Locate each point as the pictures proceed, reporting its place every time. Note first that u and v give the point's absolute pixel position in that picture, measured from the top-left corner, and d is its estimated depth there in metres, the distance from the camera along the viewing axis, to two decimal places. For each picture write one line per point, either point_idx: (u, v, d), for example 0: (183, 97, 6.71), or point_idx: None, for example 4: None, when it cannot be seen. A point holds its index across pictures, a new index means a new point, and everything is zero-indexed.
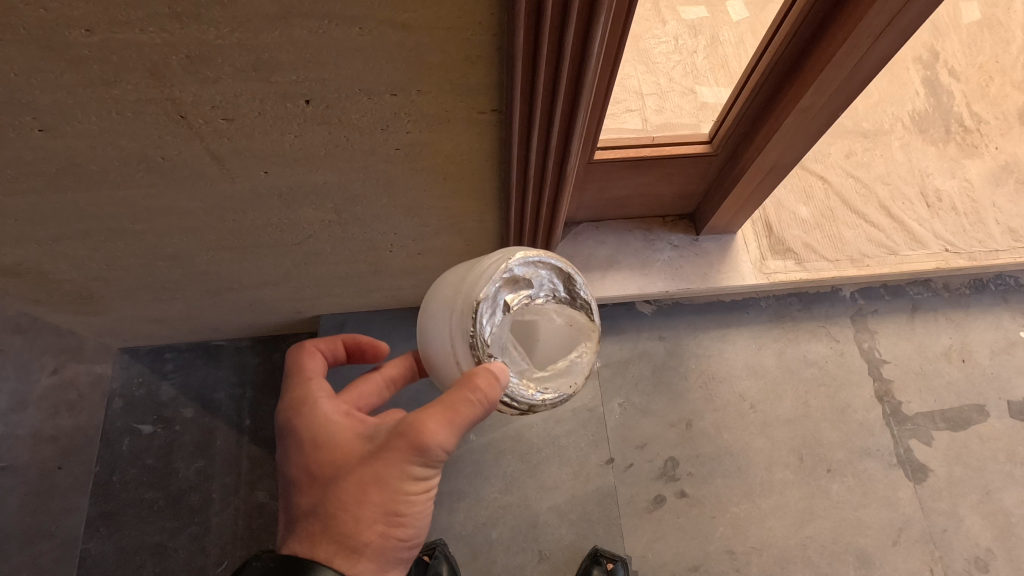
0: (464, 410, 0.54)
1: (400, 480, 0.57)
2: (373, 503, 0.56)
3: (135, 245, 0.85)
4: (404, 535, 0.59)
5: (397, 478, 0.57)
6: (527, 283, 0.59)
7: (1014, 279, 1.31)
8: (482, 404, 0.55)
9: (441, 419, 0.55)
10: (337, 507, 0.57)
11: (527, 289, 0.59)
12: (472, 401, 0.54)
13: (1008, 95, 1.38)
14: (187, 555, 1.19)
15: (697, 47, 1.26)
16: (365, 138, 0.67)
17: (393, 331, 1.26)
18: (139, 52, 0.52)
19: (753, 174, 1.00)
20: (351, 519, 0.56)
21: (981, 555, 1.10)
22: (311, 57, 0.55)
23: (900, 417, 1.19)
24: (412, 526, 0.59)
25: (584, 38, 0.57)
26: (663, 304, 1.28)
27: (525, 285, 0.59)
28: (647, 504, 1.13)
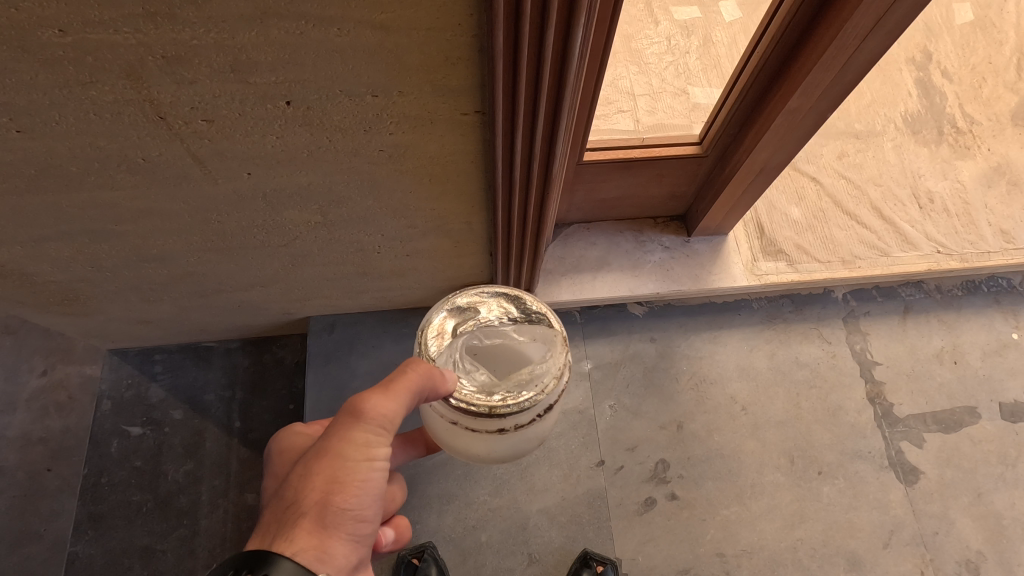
0: (401, 382, 0.58)
1: (347, 444, 0.58)
2: (317, 470, 0.57)
3: (119, 246, 0.84)
4: (355, 511, 0.58)
5: (344, 448, 0.58)
6: (475, 309, 0.69)
7: (1006, 281, 1.31)
8: (423, 368, 0.59)
9: (380, 388, 0.59)
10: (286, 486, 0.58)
11: (477, 315, 0.68)
12: (406, 373, 0.58)
13: (1001, 96, 1.37)
14: (175, 558, 1.18)
15: (689, 47, 1.25)
16: (347, 140, 0.67)
17: (383, 333, 1.25)
18: (114, 53, 0.51)
19: (742, 176, 0.99)
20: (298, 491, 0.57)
21: (972, 558, 1.10)
22: (289, 58, 0.54)
23: (891, 419, 1.19)
24: (362, 502, 0.59)
25: (565, 39, 0.57)
26: (654, 305, 1.28)
27: (474, 312, 0.69)
28: (637, 506, 1.12)
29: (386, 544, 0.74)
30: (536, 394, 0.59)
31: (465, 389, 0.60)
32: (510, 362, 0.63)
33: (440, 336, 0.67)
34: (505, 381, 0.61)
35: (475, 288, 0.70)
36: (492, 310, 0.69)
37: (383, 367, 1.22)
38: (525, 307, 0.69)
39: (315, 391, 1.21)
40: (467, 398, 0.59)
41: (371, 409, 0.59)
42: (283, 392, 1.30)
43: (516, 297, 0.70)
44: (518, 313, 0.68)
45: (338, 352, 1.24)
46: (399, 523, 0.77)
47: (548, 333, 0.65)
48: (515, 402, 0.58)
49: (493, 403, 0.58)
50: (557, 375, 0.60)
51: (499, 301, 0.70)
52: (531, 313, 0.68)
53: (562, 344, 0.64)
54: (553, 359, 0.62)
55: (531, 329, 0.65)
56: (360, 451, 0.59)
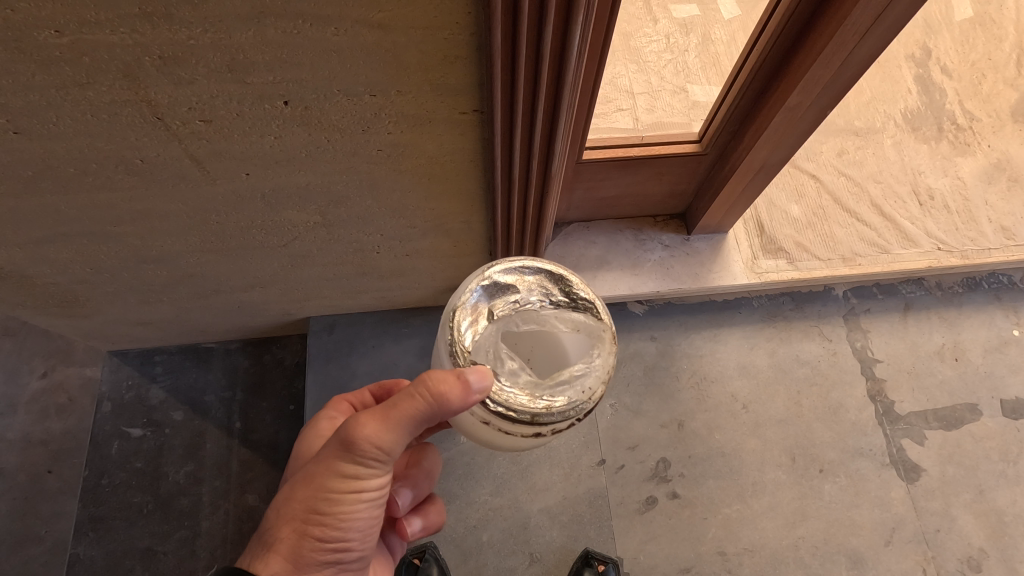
0: (405, 409, 0.57)
1: (333, 478, 0.60)
2: (302, 499, 0.61)
3: (118, 247, 0.84)
4: (338, 538, 0.62)
5: (330, 481, 0.60)
6: (513, 288, 0.59)
7: (1006, 278, 1.30)
8: (429, 399, 0.55)
9: (377, 415, 0.58)
10: (278, 503, 0.63)
11: (515, 295, 0.59)
12: (412, 400, 0.56)
13: (1000, 93, 1.37)
14: (176, 559, 1.18)
15: (688, 45, 1.25)
16: (346, 139, 0.67)
17: (383, 333, 1.25)
18: (111, 53, 0.51)
19: (742, 174, 0.99)
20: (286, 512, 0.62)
21: (974, 555, 1.09)
22: (287, 57, 0.54)
23: (892, 417, 1.19)
24: (345, 532, 0.62)
25: (563, 38, 0.57)
26: (655, 304, 1.28)
27: (512, 291, 0.59)
28: (638, 506, 1.12)
29: (412, 532, 0.77)
30: (583, 402, 0.54)
31: (508, 394, 0.55)
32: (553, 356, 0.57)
33: (473, 323, 0.58)
34: (548, 382, 0.55)
35: (513, 262, 0.61)
36: (532, 289, 0.60)
37: (383, 367, 1.22)
38: (570, 290, 0.60)
39: (315, 391, 1.21)
40: (508, 402, 0.54)
41: (364, 442, 0.57)
42: (283, 392, 1.30)
43: (560, 277, 0.60)
44: (562, 296, 0.59)
45: (338, 352, 1.24)
46: (428, 513, 0.78)
47: (597, 327, 0.58)
48: (560, 410, 0.53)
49: (536, 410, 0.53)
50: (606, 380, 0.55)
51: (539, 278, 0.60)
52: (577, 298, 0.59)
53: (610, 342, 0.57)
54: (602, 360, 0.56)
55: (575, 319, 0.59)
56: (346, 485, 0.60)
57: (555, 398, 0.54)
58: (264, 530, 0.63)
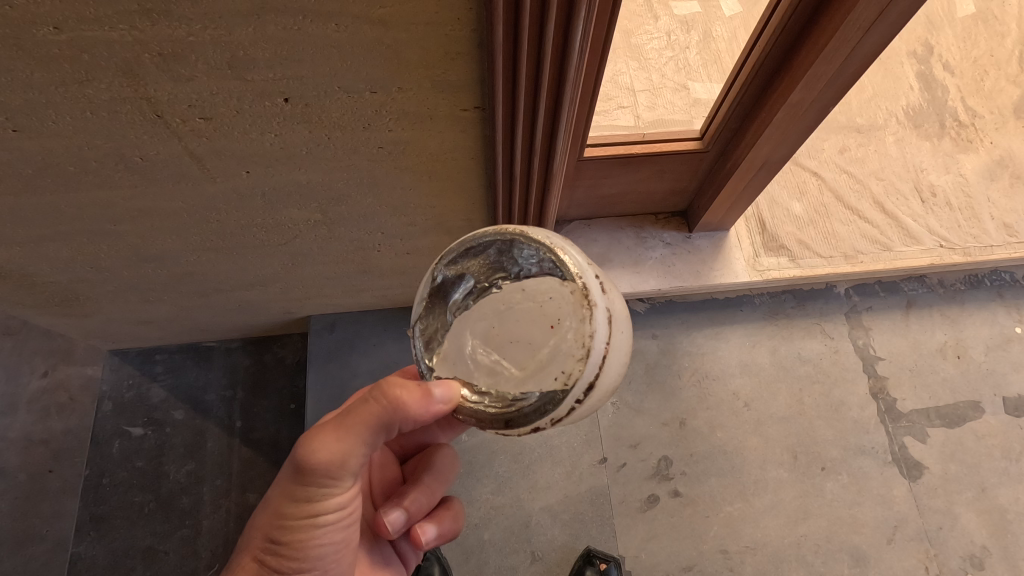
0: (357, 421, 0.57)
1: (289, 502, 0.60)
2: (265, 521, 0.62)
3: (118, 246, 0.84)
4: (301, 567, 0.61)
5: (288, 507, 0.60)
6: (466, 274, 0.60)
7: (1009, 275, 1.30)
8: (382, 406, 0.56)
9: (328, 431, 0.58)
10: (254, 524, 0.66)
11: (469, 281, 0.60)
12: (363, 411, 0.57)
13: (1003, 89, 1.37)
14: (178, 558, 1.18)
15: (689, 42, 1.25)
16: (346, 137, 0.66)
17: (384, 331, 1.25)
18: (110, 50, 0.50)
19: (744, 171, 0.99)
20: (255, 532, 0.64)
21: (976, 553, 1.09)
22: (287, 54, 0.54)
23: (894, 415, 1.18)
24: (306, 562, 0.61)
25: (566, 32, 0.56)
26: (656, 302, 1.27)
27: (465, 278, 0.60)
28: (640, 504, 1.12)
29: (426, 541, 0.70)
30: (559, 390, 0.53)
31: (481, 402, 0.57)
32: (523, 342, 0.56)
33: (438, 327, 0.62)
34: (522, 376, 0.56)
35: (460, 245, 0.60)
36: (486, 266, 0.59)
37: (384, 365, 1.22)
38: (524, 255, 0.57)
39: (316, 390, 1.20)
40: (483, 412, 0.57)
41: (315, 462, 0.57)
42: (284, 391, 1.30)
43: (509, 243, 0.58)
44: (518, 265, 0.58)
45: (338, 351, 1.23)
46: (440, 519, 0.72)
47: (562, 290, 0.55)
48: (532, 406, 0.54)
49: (509, 414, 0.56)
50: (582, 357, 0.53)
51: (489, 251, 0.59)
52: (535, 262, 0.57)
53: (582, 306, 0.54)
54: (575, 330, 0.54)
55: (542, 289, 0.56)
56: (300, 510, 0.60)
57: (528, 397, 0.55)
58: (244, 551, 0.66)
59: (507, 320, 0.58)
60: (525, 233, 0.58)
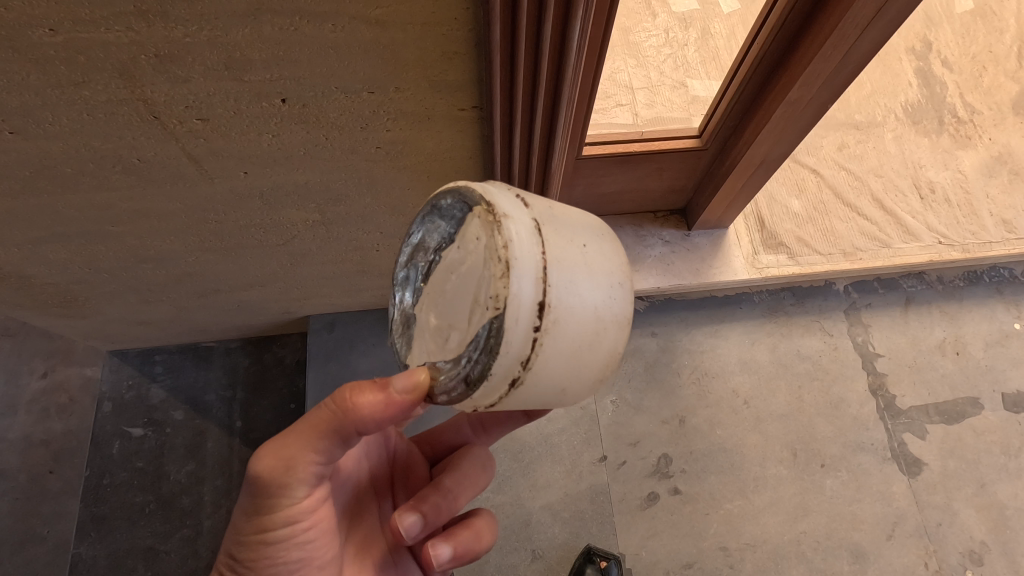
0: (307, 424, 0.52)
1: (243, 515, 0.56)
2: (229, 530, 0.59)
3: (117, 247, 0.84)
4: None
5: (241, 520, 0.56)
6: (413, 261, 0.55)
7: (1008, 271, 1.30)
8: (333, 410, 0.51)
9: (277, 436, 0.54)
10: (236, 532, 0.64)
11: (416, 266, 0.55)
12: (315, 414, 0.52)
13: (1001, 85, 1.37)
14: (178, 558, 1.18)
15: (687, 40, 1.24)
16: (343, 137, 0.66)
17: (383, 331, 1.25)
18: (107, 52, 0.50)
19: (742, 169, 0.99)
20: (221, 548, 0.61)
21: (975, 549, 1.10)
22: (283, 54, 0.53)
23: (893, 411, 1.19)
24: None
25: (563, 32, 0.56)
26: (656, 300, 1.27)
27: (413, 265, 0.55)
28: (640, 502, 1.12)
29: (438, 562, 0.60)
30: (493, 319, 0.44)
31: (444, 376, 0.49)
32: (460, 293, 0.49)
33: (406, 328, 0.56)
34: (463, 329, 0.47)
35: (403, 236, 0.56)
36: (424, 244, 0.54)
37: (384, 365, 1.22)
38: (447, 211, 0.51)
39: (316, 390, 1.21)
40: (448, 385, 0.49)
41: (261, 470, 0.53)
42: (284, 391, 1.30)
43: (432, 210, 0.52)
44: (443, 224, 0.51)
45: (338, 351, 1.23)
46: (459, 538, 0.62)
47: (475, 224, 0.47)
48: (479, 354, 0.45)
49: (467, 374, 0.47)
50: (501, 274, 0.44)
51: (423, 226, 0.54)
52: (454, 213, 0.50)
53: (490, 224, 0.46)
54: (492, 253, 0.45)
55: (464, 233, 0.49)
56: (253, 523, 0.55)
57: (477, 349, 0.46)
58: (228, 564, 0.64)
59: (447, 282, 0.51)
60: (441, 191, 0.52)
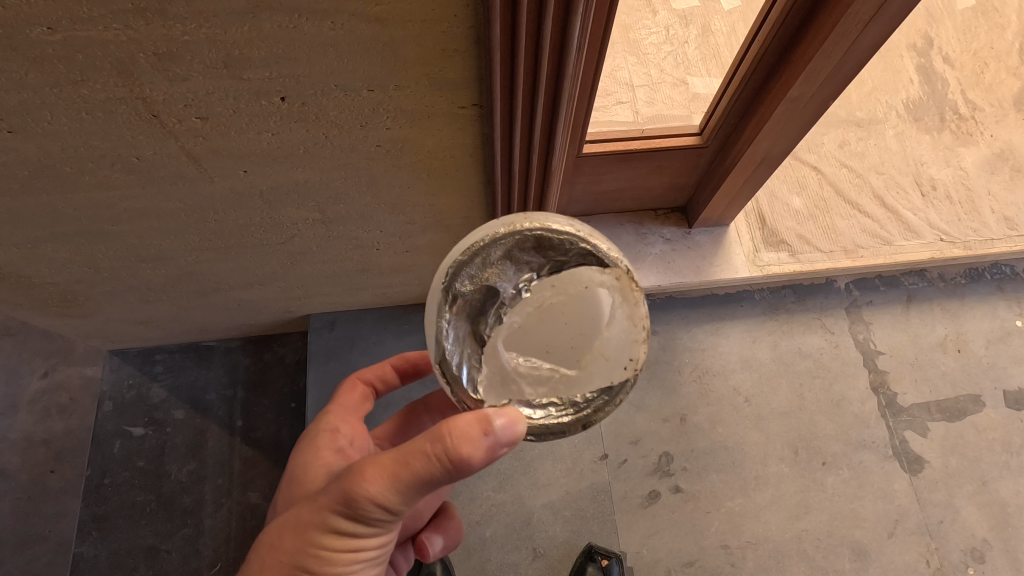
0: (412, 466, 0.50)
1: (325, 533, 0.55)
2: (292, 535, 0.57)
3: (117, 246, 0.84)
4: None
5: (323, 536, 0.55)
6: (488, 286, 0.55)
7: (1009, 268, 1.30)
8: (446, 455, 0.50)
9: (380, 471, 0.51)
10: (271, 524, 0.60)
11: (493, 292, 0.55)
12: (423, 457, 0.50)
13: (1003, 81, 1.36)
14: (180, 557, 1.18)
15: (688, 37, 1.24)
16: (344, 135, 0.66)
17: (384, 329, 1.24)
18: (105, 51, 0.50)
19: (743, 166, 0.98)
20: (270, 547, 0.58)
21: (977, 547, 1.10)
22: (283, 52, 0.53)
23: (895, 409, 1.18)
24: None
25: (563, 30, 0.56)
26: (657, 298, 1.27)
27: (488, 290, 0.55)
28: (641, 500, 1.12)
29: (432, 550, 0.78)
30: (630, 376, 0.56)
31: (548, 413, 0.56)
32: (576, 339, 0.56)
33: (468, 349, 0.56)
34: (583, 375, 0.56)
35: (462, 249, 0.55)
36: (504, 269, 0.55)
37: None
38: (546, 246, 0.55)
39: (317, 389, 1.20)
40: (556, 423, 0.56)
41: (364, 500, 0.52)
42: (285, 390, 1.30)
43: (528, 239, 0.54)
44: (539, 259, 0.55)
45: (339, 350, 1.23)
46: (446, 528, 0.80)
47: (599, 277, 0.55)
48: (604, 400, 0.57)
49: (585, 414, 0.56)
50: (640, 338, 0.56)
51: (507, 253, 0.55)
52: (559, 253, 0.55)
53: (624, 288, 0.55)
54: (623, 315, 0.56)
55: (574, 280, 0.55)
56: (339, 543, 0.55)
57: (596, 390, 0.56)
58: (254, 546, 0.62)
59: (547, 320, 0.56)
60: (544, 228, 0.54)
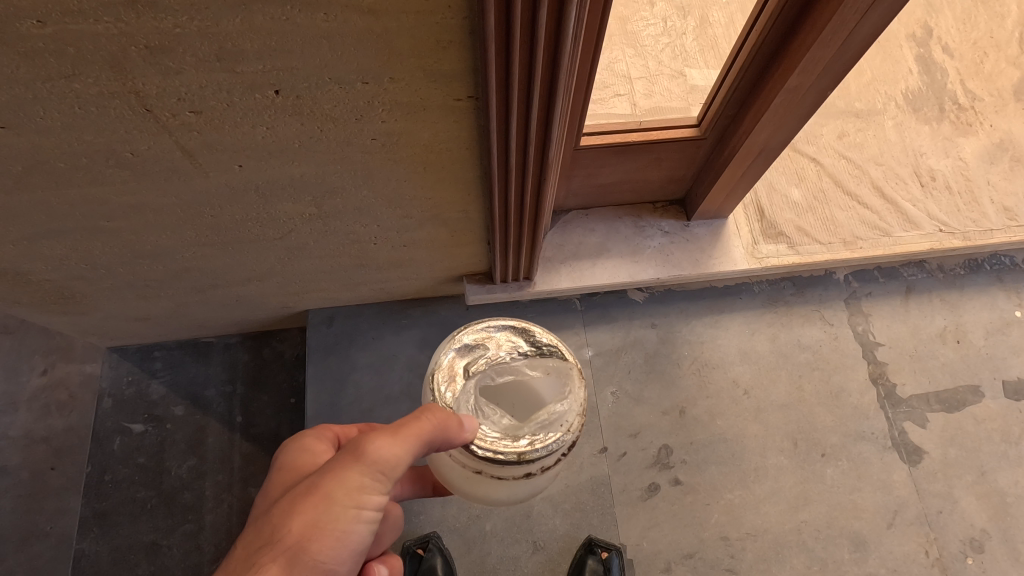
0: (412, 427, 0.57)
1: (336, 488, 0.58)
2: (296, 506, 0.57)
3: (113, 242, 0.83)
4: (327, 566, 0.58)
5: (334, 492, 0.58)
6: (483, 345, 0.64)
7: (1008, 259, 1.30)
8: (436, 419, 0.57)
9: (389, 429, 0.59)
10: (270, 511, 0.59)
11: (486, 351, 0.63)
12: (418, 420, 0.57)
13: (1002, 71, 1.35)
14: (181, 553, 1.19)
15: (686, 28, 1.23)
16: (339, 129, 0.66)
17: (383, 324, 1.24)
18: (95, 44, 0.50)
19: (742, 158, 0.98)
20: (274, 525, 0.57)
21: (976, 536, 1.10)
22: (275, 44, 0.53)
23: (894, 400, 1.19)
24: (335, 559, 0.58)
25: (558, 21, 0.55)
26: (655, 291, 1.27)
27: (482, 348, 0.64)
28: (641, 492, 1.12)
29: None
30: (564, 436, 0.58)
31: (487, 435, 0.58)
32: (529, 402, 0.61)
33: (449, 380, 0.63)
34: (527, 424, 0.59)
35: (480, 323, 0.65)
36: (501, 345, 0.64)
37: (384, 359, 1.22)
38: (534, 339, 0.65)
39: (315, 384, 1.20)
40: (493, 447, 0.57)
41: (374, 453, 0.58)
42: (284, 386, 1.30)
43: (524, 328, 0.66)
44: (528, 346, 0.64)
45: (338, 345, 1.23)
46: (393, 562, 0.75)
47: (564, 366, 0.62)
48: (543, 446, 0.57)
49: (521, 449, 0.56)
50: (581, 413, 0.59)
51: (505, 333, 0.65)
52: (542, 345, 0.64)
53: (580, 378, 0.62)
54: (573, 397, 0.60)
55: (539, 362, 0.63)
56: (347, 502, 0.58)
57: (534, 438, 0.57)
58: (252, 548, 0.57)
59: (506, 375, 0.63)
60: (532, 326, 0.66)
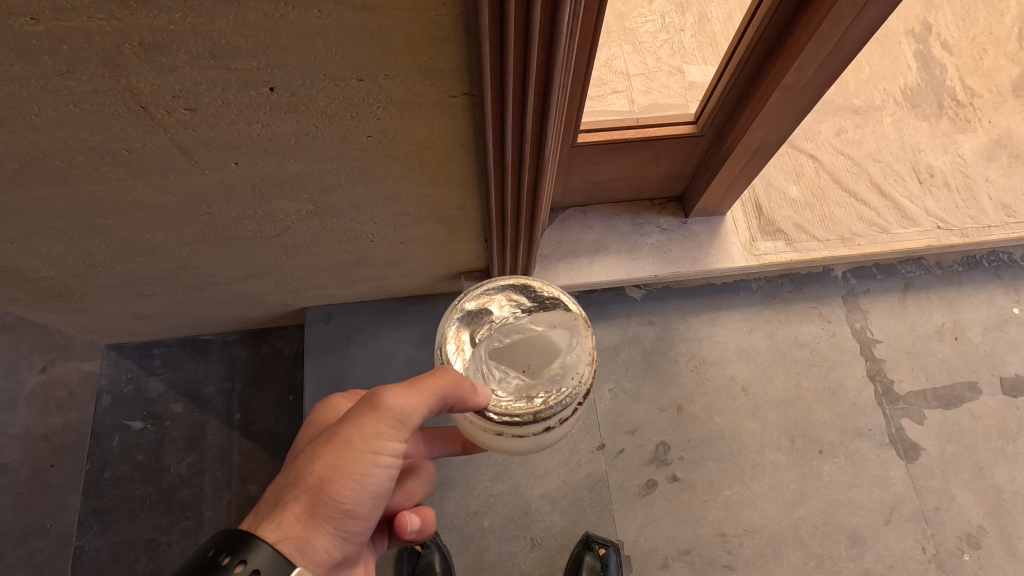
0: (429, 381, 0.59)
1: (356, 436, 0.59)
2: (317, 454, 0.59)
3: (109, 240, 0.84)
4: (347, 509, 0.60)
5: (354, 439, 0.59)
6: (487, 311, 0.67)
7: (1007, 256, 1.30)
8: (455, 377, 0.59)
9: (405, 382, 0.60)
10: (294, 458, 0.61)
11: (491, 316, 0.66)
12: (436, 376, 0.59)
13: (1001, 68, 1.35)
14: (180, 549, 1.19)
15: (684, 25, 1.23)
16: (334, 126, 0.66)
17: (381, 322, 1.24)
18: (89, 41, 0.50)
19: (739, 154, 0.98)
20: (299, 469, 0.59)
21: (973, 532, 1.10)
22: (269, 41, 0.53)
23: (891, 397, 1.19)
24: (354, 503, 0.60)
25: (552, 18, 0.55)
26: (653, 288, 1.27)
27: (486, 313, 0.67)
28: (638, 489, 1.13)
29: (410, 530, 0.73)
30: (576, 388, 0.61)
31: (503, 400, 0.62)
32: (538, 358, 0.64)
33: (459, 351, 0.65)
34: (540, 380, 0.62)
35: (481, 288, 0.68)
36: (504, 306, 0.67)
37: (382, 357, 1.22)
38: (535, 295, 0.68)
39: (313, 381, 1.20)
40: (510, 409, 0.60)
41: (390, 403, 0.59)
42: (282, 383, 1.30)
43: (523, 286, 0.69)
44: (530, 302, 0.67)
45: (336, 342, 1.23)
46: (426, 514, 0.75)
47: (567, 317, 0.66)
48: (557, 401, 0.60)
49: (536, 408, 0.60)
50: (589, 361, 0.63)
51: (506, 295, 0.68)
52: (543, 300, 0.67)
53: (585, 327, 0.65)
54: (580, 345, 0.64)
55: (545, 319, 0.66)
56: (365, 450, 0.59)
57: (549, 396, 0.61)
58: (280, 490, 0.60)
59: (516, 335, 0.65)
60: (531, 282, 0.69)
